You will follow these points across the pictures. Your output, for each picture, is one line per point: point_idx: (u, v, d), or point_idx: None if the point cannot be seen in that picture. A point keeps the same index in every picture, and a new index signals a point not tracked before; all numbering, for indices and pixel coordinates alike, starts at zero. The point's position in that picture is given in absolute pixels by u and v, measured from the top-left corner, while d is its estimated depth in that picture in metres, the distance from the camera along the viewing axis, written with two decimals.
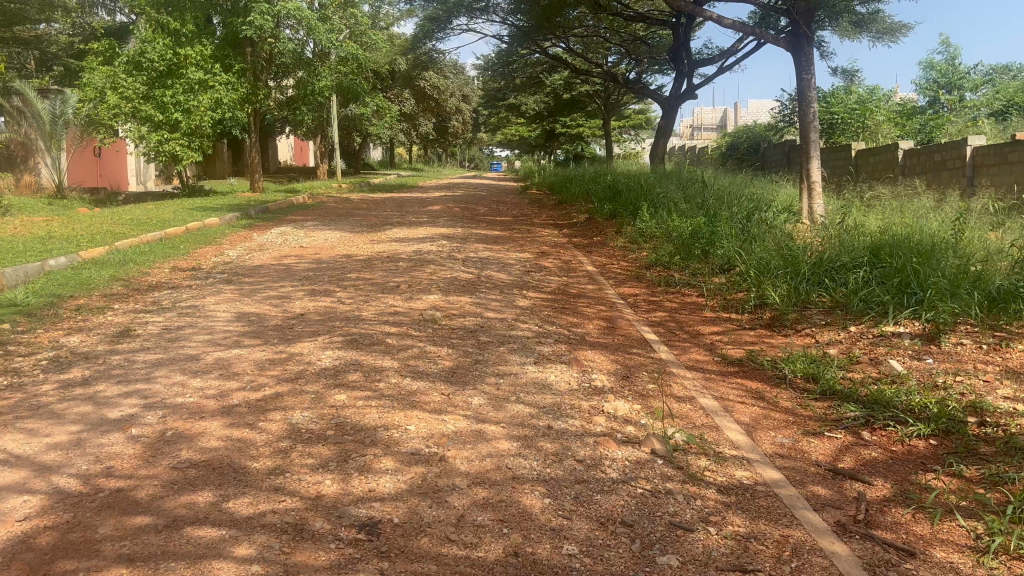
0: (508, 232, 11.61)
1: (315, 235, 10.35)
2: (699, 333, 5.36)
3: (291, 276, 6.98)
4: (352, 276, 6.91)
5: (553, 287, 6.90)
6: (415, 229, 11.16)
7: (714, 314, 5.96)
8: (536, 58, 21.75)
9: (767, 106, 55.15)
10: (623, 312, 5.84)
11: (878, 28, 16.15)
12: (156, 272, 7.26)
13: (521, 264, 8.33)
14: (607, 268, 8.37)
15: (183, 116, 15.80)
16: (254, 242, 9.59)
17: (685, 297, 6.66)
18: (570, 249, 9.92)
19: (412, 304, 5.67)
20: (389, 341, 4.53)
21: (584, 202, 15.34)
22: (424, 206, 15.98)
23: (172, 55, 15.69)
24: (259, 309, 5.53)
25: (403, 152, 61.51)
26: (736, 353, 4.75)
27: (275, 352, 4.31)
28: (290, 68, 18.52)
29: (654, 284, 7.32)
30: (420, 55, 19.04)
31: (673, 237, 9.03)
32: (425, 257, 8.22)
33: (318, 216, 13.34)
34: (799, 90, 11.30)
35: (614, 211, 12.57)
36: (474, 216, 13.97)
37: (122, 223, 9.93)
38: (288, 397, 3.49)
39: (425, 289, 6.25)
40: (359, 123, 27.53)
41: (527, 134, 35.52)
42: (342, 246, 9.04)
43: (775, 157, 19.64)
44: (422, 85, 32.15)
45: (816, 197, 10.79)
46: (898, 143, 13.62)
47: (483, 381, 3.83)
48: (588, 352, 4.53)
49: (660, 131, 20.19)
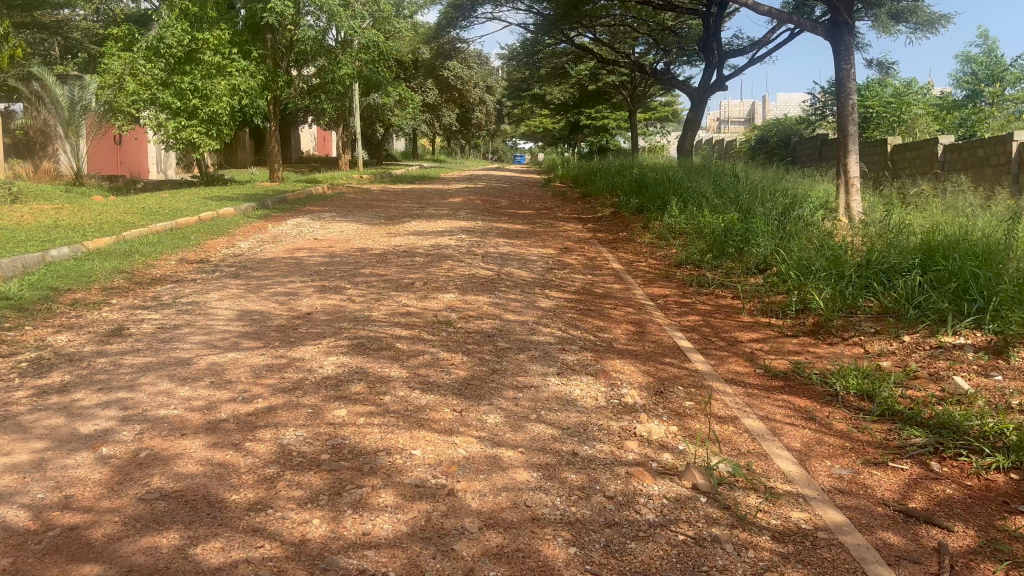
0: (531, 226, 11.20)
1: (331, 227, 10.01)
2: (736, 340, 4.93)
3: (301, 270, 6.63)
4: (366, 271, 6.54)
5: (578, 286, 6.49)
6: (435, 222, 10.78)
7: (752, 319, 5.53)
8: (561, 48, 21.29)
9: (796, 99, 54.13)
10: (654, 316, 5.42)
11: (918, 20, 15.55)
12: (162, 264, 6.94)
13: (543, 260, 7.92)
14: (634, 267, 7.94)
15: (201, 103, 15.54)
16: (267, 234, 9.25)
17: (719, 299, 6.23)
18: (595, 245, 9.50)
19: (427, 303, 5.29)
20: (398, 346, 4.15)
21: (609, 196, 14.89)
22: (445, 198, 15.64)
23: (190, 40, 15.41)
24: (264, 307, 5.18)
25: (427, 143, 61.26)
26: (780, 365, 4.32)
27: (274, 357, 3.94)
28: (311, 55, 18.20)
29: (685, 284, 6.89)
30: (444, 44, 18.65)
31: (704, 234, 8.59)
32: (443, 252, 7.84)
33: (336, 207, 13.01)
34: (837, 81, 10.75)
35: (642, 205, 12.13)
36: (496, 208, 13.58)
37: (133, 212, 9.62)
38: (282, 412, 3.11)
39: (440, 287, 5.87)
40: (381, 113, 27.23)
41: (552, 126, 35.04)
42: (357, 239, 8.68)
43: (806, 151, 19.08)
44: (445, 75, 31.76)
45: (853, 193, 10.29)
46: (937, 138, 13.06)
47: (500, 395, 3.43)
48: (616, 361, 4.12)
49: (689, 123, 19.67)
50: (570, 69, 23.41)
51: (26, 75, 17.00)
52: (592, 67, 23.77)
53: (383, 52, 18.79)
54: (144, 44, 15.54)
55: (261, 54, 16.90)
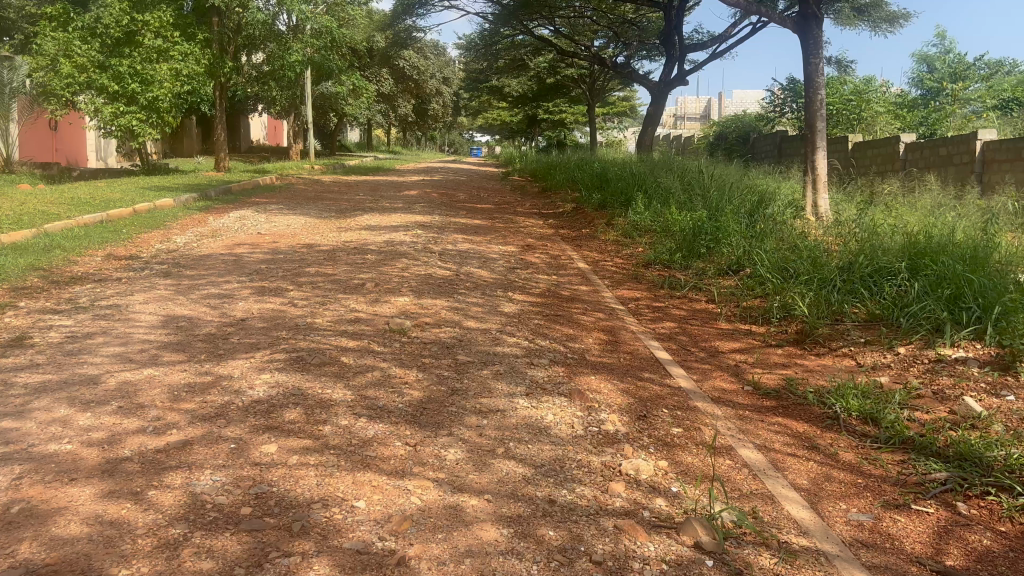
0: (490, 221, 10.71)
1: (277, 220, 9.40)
2: (718, 351, 4.51)
3: (240, 269, 6.05)
4: (312, 271, 5.99)
5: (544, 288, 6.02)
6: (389, 217, 10.23)
7: (732, 326, 5.13)
8: (520, 40, 20.82)
9: (751, 98, 54.46)
10: (628, 323, 4.98)
11: (878, 16, 15.42)
12: (86, 260, 6.31)
13: (504, 258, 7.44)
14: (601, 266, 7.50)
15: (140, 88, 14.72)
16: (207, 227, 8.62)
17: (694, 303, 5.82)
18: (558, 242, 9.06)
19: (377, 308, 4.77)
20: (344, 361, 3.64)
21: (569, 190, 14.50)
22: (400, 191, 15.05)
23: (130, 21, 14.60)
24: (193, 312, 4.61)
25: (382, 135, 60.32)
26: (770, 381, 3.91)
27: (198, 375, 3.38)
28: (260, 39, 17.46)
29: (655, 286, 6.48)
30: (399, 32, 18.06)
31: (673, 232, 8.20)
32: (397, 249, 7.31)
33: (284, 199, 12.39)
34: (805, 76, 10.44)
35: (604, 201, 11.73)
36: (452, 203, 13.06)
37: (60, 203, 8.90)
38: (198, 448, 2.58)
39: (393, 289, 5.35)
40: (335, 103, 26.47)
41: (510, 119, 34.59)
42: (305, 235, 8.11)
43: (765, 147, 18.93)
44: (401, 65, 31.08)
45: (820, 191, 10.01)
46: (899, 136, 12.90)
47: (462, 423, 2.95)
48: (591, 378, 3.65)
49: (649, 118, 19.36)
50: (529, 61, 22.94)
51: None
52: (552, 59, 23.36)
53: (336, 39, 18.12)
54: (80, 24, 14.67)
55: (206, 38, 16.12)
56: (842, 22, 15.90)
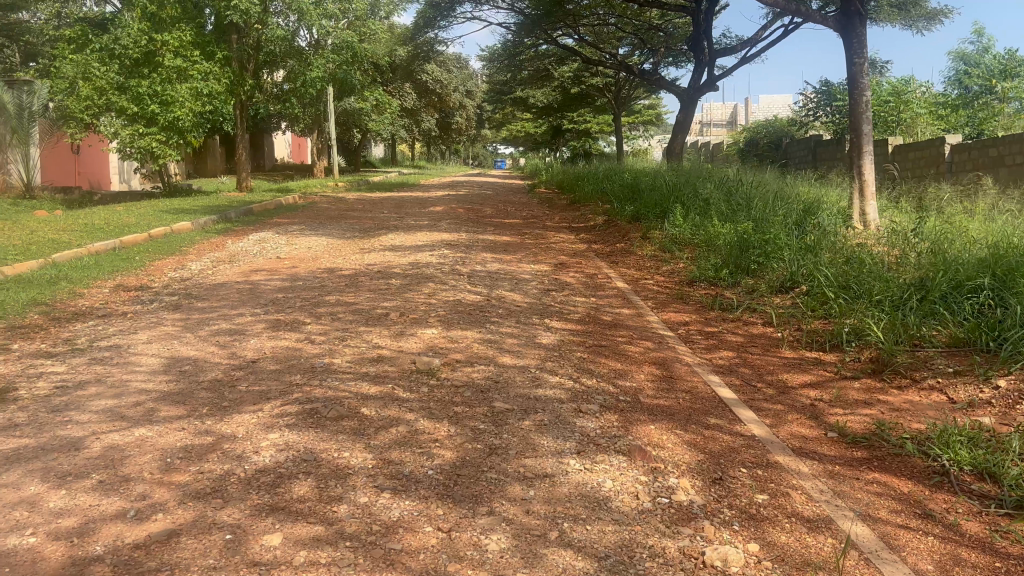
0: (519, 237, 10.25)
1: (298, 242, 9.00)
2: (787, 387, 3.99)
3: (255, 299, 5.63)
4: (333, 300, 5.56)
5: (584, 313, 5.53)
6: (414, 235, 9.81)
7: (797, 354, 4.61)
8: (544, 50, 20.39)
9: (778, 103, 53.58)
10: (682, 356, 4.47)
11: (918, 13, 14.82)
12: (92, 293, 5.92)
13: (537, 279, 6.97)
14: (642, 285, 7.00)
15: (159, 109, 14.46)
16: (224, 252, 8.23)
17: (749, 327, 5.30)
18: (593, 258, 8.56)
19: (402, 343, 4.30)
20: (365, 414, 3.16)
21: (599, 203, 14.00)
22: (425, 207, 14.64)
23: (149, 41, 14.41)
24: (199, 353, 4.17)
25: (406, 149, 60.19)
26: (857, 425, 3.38)
27: (196, 435, 2.93)
28: (280, 57, 17.20)
29: (704, 307, 5.95)
30: (421, 46, 17.73)
31: (718, 247, 7.68)
32: (423, 272, 6.86)
33: (307, 219, 12.03)
34: (848, 76, 9.82)
35: (638, 213, 11.20)
36: (479, 218, 12.62)
37: (73, 230, 8.57)
38: (186, 540, 2.11)
39: (420, 320, 4.89)
40: (358, 119, 26.21)
41: (534, 130, 34.17)
42: (326, 258, 7.69)
43: (799, 153, 18.32)
44: (424, 79, 30.82)
45: (869, 199, 9.41)
46: (944, 137, 12.27)
47: (505, 495, 2.46)
48: (651, 428, 3.15)
49: (679, 126, 18.83)
50: (553, 71, 22.52)
51: None
52: (576, 69, 22.94)
53: (357, 53, 17.84)
54: (98, 46, 14.48)
55: (226, 56, 15.86)
56: (880, 20, 15.26)
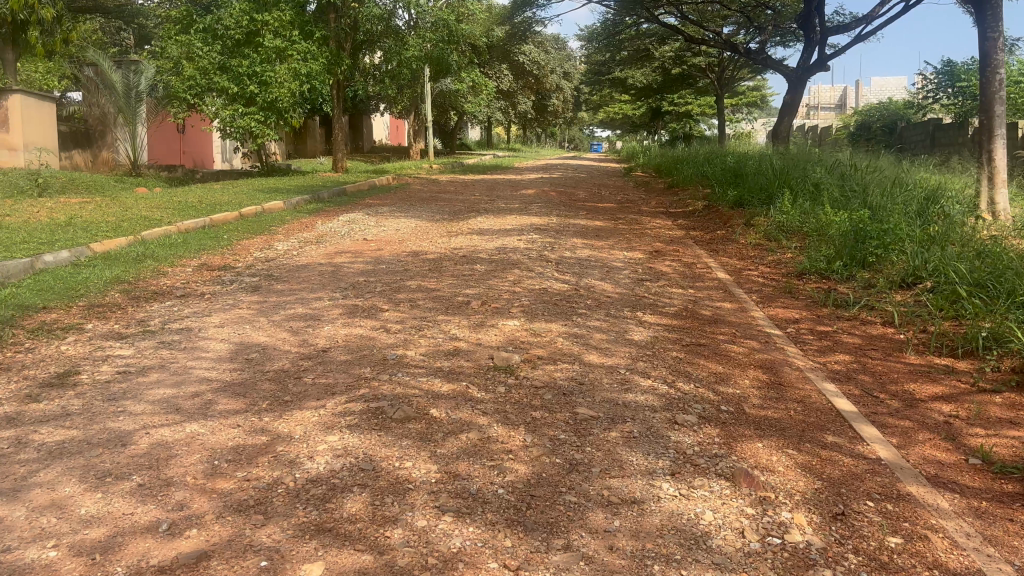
0: (614, 222, 9.80)
1: (386, 224, 8.82)
2: (917, 400, 3.48)
3: (335, 282, 5.43)
4: (413, 285, 5.29)
5: (681, 307, 5.09)
6: (504, 219, 9.50)
7: (926, 360, 4.06)
8: (644, 29, 19.74)
9: (893, 84, 50.84)
10: (792, 360, 4.00)
11: None
12: (175, 272, 5.84)
13: (629, 267, 6.55)
14: (745, 277, 6.49)
15: (259, 89, 14.60)
16: (312, 233, 8.12)
17: (867, 327, 4.75)
18: (691, 246, 8.07)
19: (481, 336, 3.98)
20: (433, 416, 2.86)
21: (699, 187, 13.40)
22: (518, 189, 14.33)
23: (251, 22, 14.50)
24: (269, 340, 3.96)
25: (502, 132, 60.12)
26: (1006, 450, 2.86)
27: (251, 434, 2.69)
28: (377, 37, 17.15)
29: (814, 303, 5.43)
30: (517, 26, 17.38)
31: (830, 238, 7.07)
32: (510, 257, 6.54)
33: (398, 200, 11.91)
34: (981, 53, 8.87)
35: (741, 199, 10.58)
36: (572, 202, 12.22)
37: (166, 208, 8.62)
38: (217, 566, 1.86)
39: (502, 310, 4.56)
40: (454, 101, 26.12)
41: (632, 112, 33.41)
42: (412, 241, 7.47)
43: (916, 137, 17.11)
44: (521, 61, 30.49)
45: (999, 185, 8.54)
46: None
47: (586, 524, 2.11)
48: (759, 447, 2.74)
49: (785, 108, 17.89)
50: (653, 51, 21.83)
51: (80, 60, 16.31)
52: (677, 48, 22.13)
53: (455, 32, 17.56)
54: (202, 26, 14.74)
55: (325, 36, 15.85)
56: None
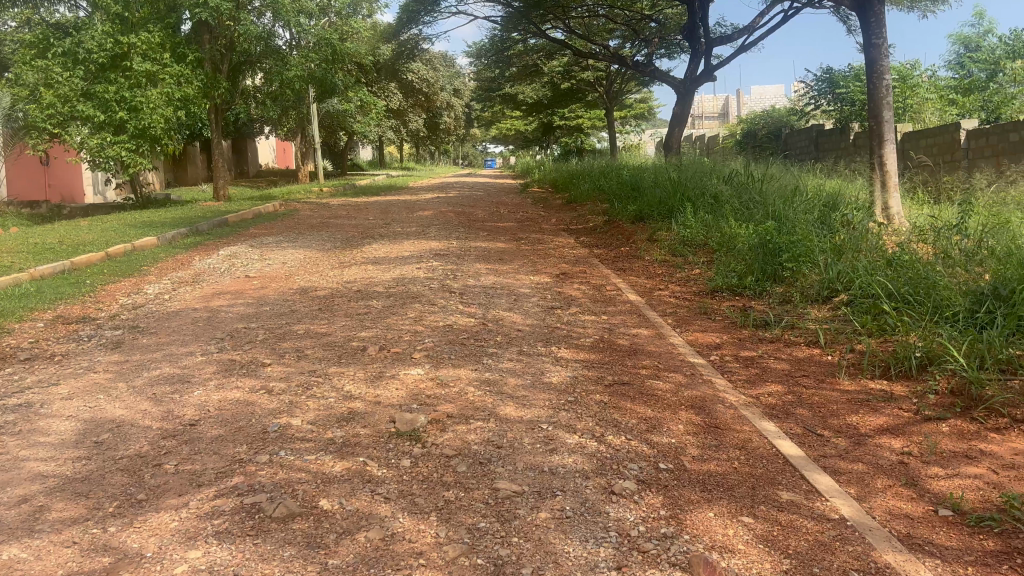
0: (516, 243, 9.43)
1: (271, 257, 8.17)
2: (864, 437, 3.18)
3: (210, 332, 4.80)
4: (301, 330, 4.73)
5: (597, 338, 4.71)
6: (400, 245, 9.00)
7: (862, 386, 3.81)
8: (532, 45, 19.60)
9: (770, 93, 52.80)
10: (724, 395, 3.67)
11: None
12: (22, 329, 5.09)
13: (537, 293, 6.16)
14: (657, 297, 6.19)
15: (129, 115, 13.61)
16: (189, 271, 7.40)
17: (793, 350, 4.49)
18: (598, 265, 7.76)
19: (380, 391, 3.48)
20: (324, 510, 2.36)
21: (598, 202, 13.23)
22: (413, 211, 13.82)
23: (116, 44, 13.47)
24: (126, 413, 3.34)
25: (395, 151, 59.43)
26: (975, 497, 2.57)
27: (89, 557, 2.14)
28: (257, 57, 16.36)
29: (733, 325, 5.16)
30: (404, 43, 16.90)
31: (738, 253, 6.89)
32: (408, 290, 6.04)
33: (286, 228, 11.21)
34: (869, 58, 8.89)
35: (642, 213, 10.40)
36: (471, 222, 11.81)
37: (18, 252, 7.71)
38: None
39: (403, 356, 4.06)
40: (342, 120, 25.38)
41: (524, 127, 33.36)
42: (301, 275, 6.88)
43: (801, 143, 17.52)
44: (410, 78, 30.02)
45: (892, 190, 8.52)
46: (960, 123, 11.46)
47: None
48: (710, 518, 2.36)
49: (675, 120, 18.05)
50: (542, 67, 21.73)
51: None
52: (566, 63, 22.11)
53: (339, 50, 16.91)
54: (59, 49, 13.50)
55: (198, 56, 14.89)
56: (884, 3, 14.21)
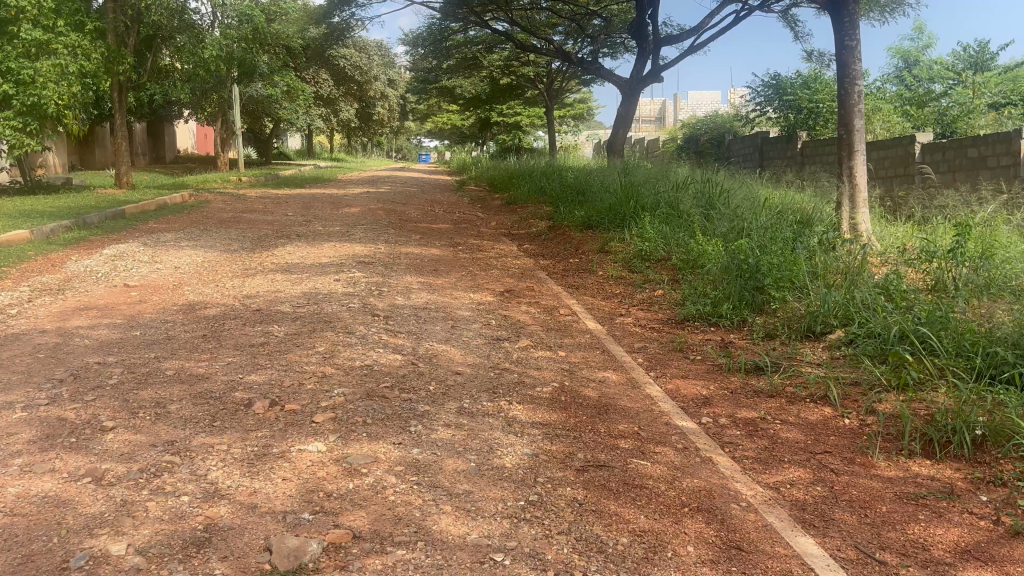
0: (451, 249, 8.41)
1: (164, 260, 6.98)
2: (944, 567, 2.26)
3: (49, 369, 3.64)
4: (172, 371, 3.61)
5: (557, 388, 3.71)
6: (319, 248, 7.85)
7: (908, 471, 2.92)
8: (471, 36, 18.52)
9: (706, 98, 52.99)
10: (736, 486, 2.72)
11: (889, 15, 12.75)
12: None
13: (478, 317, 5.15)
14: (619, 325, 5.26)
15: (15, 88, 12.04)
16: (58, 276, 6.17)
17: (801, 410, 3.59)
18: (547, 281, 6.79)
19: (261, 485, 2.43)
20: None
21: (539, 205, 12.30)
22: (338, 207, 12.71)
23: (2, 7, 11.78)
24: None
25: (326, 141, 57.66)
26: None
27: None
28: (168, 32, 14.86)
29: (715, 370, 4.23)
30: (332, 27, 15.62)
31: (708, 273, 5.97)
32: (321, 310, 4.95)
33: (190, 223, 9.94)
34: (839, 61, 7.82)
35: (589, 219, 9.53)
36: (402, 223, 10.74)
37: None
38: None
39: (301, 419, 3.01)
40: (266, 106, 23.87)
41: (459, 122, 32.31)
42: (192, 286, 5.71)
43: (744, 150, 16.90)
44: (341, 65, 28.61)
45: (860, 206, 7.54)
46: (914, 135, 10.88)
47: None
48: None
49: (619, 120, 17.19)
50: (481, 60, 20.67)
51: None
52: (507, 57, 21.12)
53: (260, 29, 15.57)
54: None
55: (100, 28, 13.37)
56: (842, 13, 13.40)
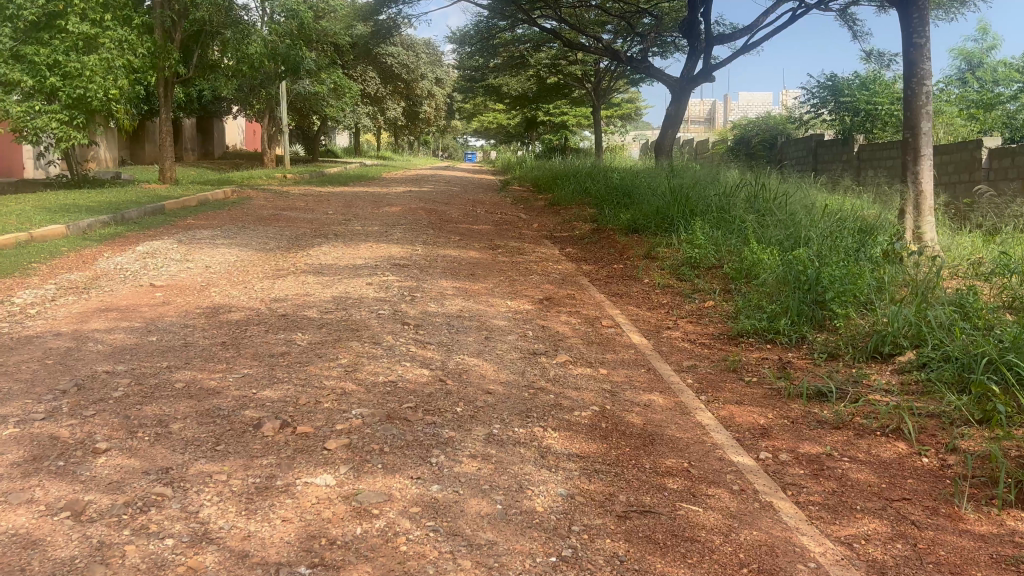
0: (490, 252, 8.11)
1: (196, 258, 6.79)
2: None
3: (53, 379, 3.39)
4: (182, 384, 3.34)
5: (598, 412, 3.37)
6: (354, 249, 7.60)
7: (1003, 528, 2.52)
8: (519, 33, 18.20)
9: (757, 100, 51.84)
10: (802, 542, 2.35)
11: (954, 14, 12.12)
12: None
13: (515, 327, 4.83)
14: (666, 338, 4.90)
15: (62, 82, 12.05)
16: (87, 273, 6.00)
17: (873, 446, 3.20)
18: (590, 288, 6.44)
19: (257, 528, 2.14)
20: None
21: (584, 207, 11.91)
22: (379, 205, 12.49)
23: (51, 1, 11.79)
24: None
25: (374, 140, 57.79)
26: None
27: None
28: (215, 27, 14.81)
29: (772, 394, 3.84)
30: (377, 24, 15.44)
31: (763, 285, 5.55)
32: (348, 317, 4.67)
33: (228, 220, 9.78)
34: (907, 60, 7.27)
35: (636, 222, 9.13)
36: (442, 223, 10.46)
37: None
38: None
39: (313, 446, 2.71)
40: (313, 103, 23.82)
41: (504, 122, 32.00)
42: (219, 288, 5.48)
43: (798, 153, 16.28)
44: (388, 62, 28.50)
45: (925, 215, 6.92)
46: (982, 139, 10.26)
47: None
48: None
49: (668, 121, 16.72)
50: (528, 58, 20.33)
51: None
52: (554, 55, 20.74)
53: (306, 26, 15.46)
54: None
55: (147, 23, 13.35)
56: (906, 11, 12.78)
